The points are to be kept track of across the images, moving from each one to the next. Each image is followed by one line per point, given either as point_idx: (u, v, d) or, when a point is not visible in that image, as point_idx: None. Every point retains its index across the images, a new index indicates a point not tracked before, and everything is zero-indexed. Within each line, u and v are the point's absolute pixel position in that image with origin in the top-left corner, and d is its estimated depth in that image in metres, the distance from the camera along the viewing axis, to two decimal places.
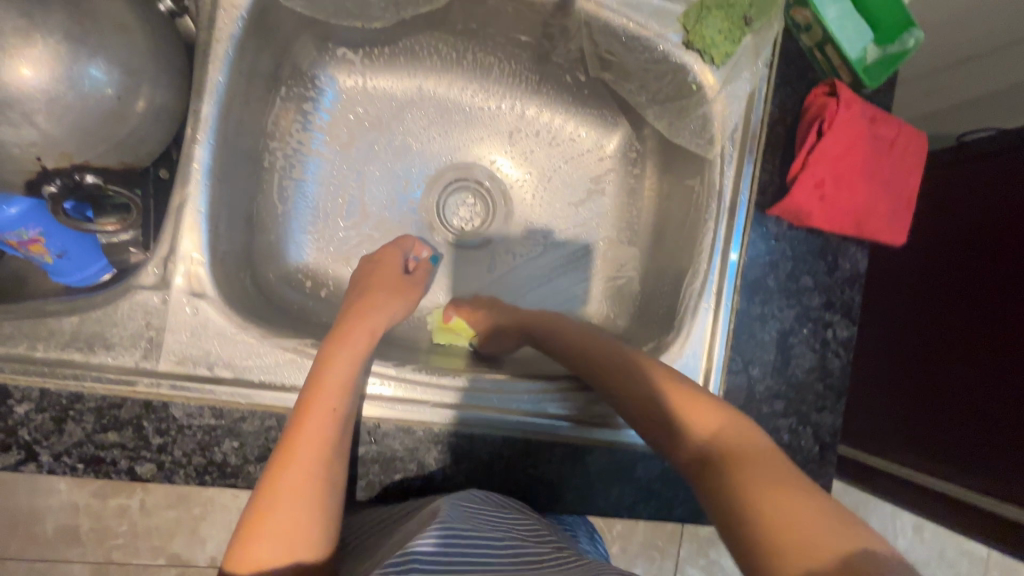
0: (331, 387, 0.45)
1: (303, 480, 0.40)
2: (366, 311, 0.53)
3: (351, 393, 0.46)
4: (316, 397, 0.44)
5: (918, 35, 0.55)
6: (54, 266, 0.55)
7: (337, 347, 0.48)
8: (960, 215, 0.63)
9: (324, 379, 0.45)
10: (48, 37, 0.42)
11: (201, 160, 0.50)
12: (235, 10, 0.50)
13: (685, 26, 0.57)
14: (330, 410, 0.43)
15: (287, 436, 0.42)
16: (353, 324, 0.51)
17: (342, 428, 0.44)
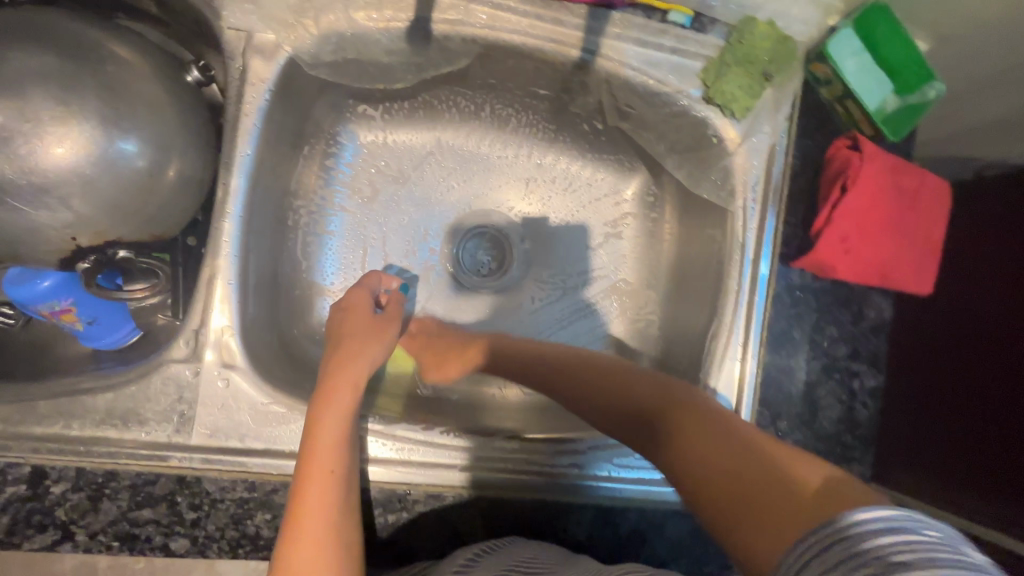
0: (324, 450, 0.45)
1: (315, 555, 0.41)
2: (347, 362, 0.52)
3: (348, 451, 0.46)
4: (311, 464, 0.44)
5: (938, 88, 0.54)
6: (86, 333, 0.55)
7: (321, 407, 0.48)
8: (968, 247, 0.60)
9: (316, 441, 0.46)
10: (83, 122, 0.43)
11: (231, 232, 0.51)
12: (263, 84, 0.51)
13: (704, 81, 0.57)
14: (328, 474, 0.44)
15: (293, 510, 0.43)
16: (335, 379, 0.50)
17: (344, 487, 0.45)
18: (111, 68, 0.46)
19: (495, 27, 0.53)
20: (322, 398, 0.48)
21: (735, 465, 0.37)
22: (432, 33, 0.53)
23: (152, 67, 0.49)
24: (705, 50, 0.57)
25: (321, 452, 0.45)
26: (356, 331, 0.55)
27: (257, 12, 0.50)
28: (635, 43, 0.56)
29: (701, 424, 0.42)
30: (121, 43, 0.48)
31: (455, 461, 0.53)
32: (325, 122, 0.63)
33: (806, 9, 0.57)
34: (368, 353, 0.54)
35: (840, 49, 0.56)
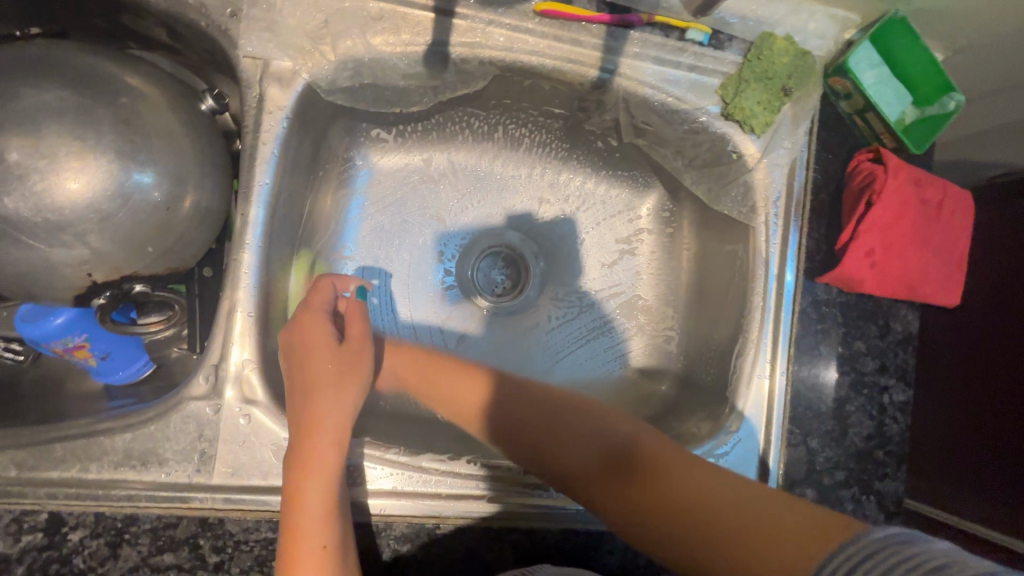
0: (314, 525, 0.41)
1: None
2: (315, 417, 0.45)
3: (337, 515, 0.43)
4: (297, 548, 0.40)
5: (960, 99, 0.54)
6: (98, 367, 0.53)
7: (299, 477, 0.43)
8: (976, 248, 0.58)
9: (302, 518, 0.41)
10: (100, 158, 0.42)
11: (249, 262, 0.49)
12: (280, 111, 0.50)
13: (723, 98, 0.57)
14: (323, 550, 0.40)
15: None
16: (306, 441, 0.44)
17: (344, 561, 0.41)
18: (126, 100, 0.45)
19: (513, 49, 0.53)
20: (300, 466, 0.43)
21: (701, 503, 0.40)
22: (450, 57, 0.52)
23: (167, 98, 0.48)
24: (723, 67, 0.57)
25: (310, 525, 0.41)
26: (324, 363, 0.48)
27: (273, 39, 0.49)
28: (652, 62, 0.56)
29: (664, 463, 0.43)
30: (137, 74, 0.47)
31: (482, 491, 0.52)
32: (339, 146, 0.63)
33: (823, 23, 0.56)
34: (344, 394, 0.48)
35: (859, 62, 0.56)
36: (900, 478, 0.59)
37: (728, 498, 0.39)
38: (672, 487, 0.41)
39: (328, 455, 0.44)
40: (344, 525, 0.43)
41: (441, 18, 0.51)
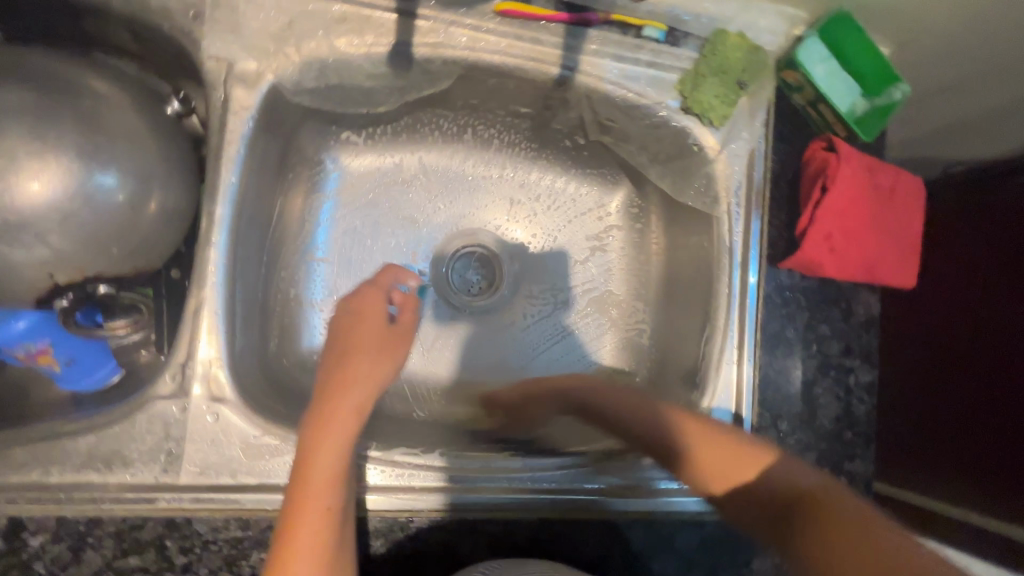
0: (321, 488, 0.42)
1: None
2: (345, 386, 0.47)
3: (345, 479, 0.44)
4: (303, 502, 0.42)
5: (905, 89, 0.57)
6: (63, 374, 0.52)
7: (315, 436, 0.44)
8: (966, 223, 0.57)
9: (311, 476, 0.42)
10: (62, 157, 0.42)
11: (216, 260, 0.50)
12: (245, 112, 0.51)
13: (682, 92, 0.58)
14: (326, 512, 0.42)
15: (280, 550, 0.41)
16: (330, 405, 0.46)
17: (341, 524, 0.43)
18: (90, 101, 0.45)
19: (476, 48, 0.54)
20: (319, 426, 0.44)
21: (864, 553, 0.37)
22: (414, 56, 0.53)
23: (133, 100, 0.48)
24: (681, 63, 0.59)
25: (318, 488, 0.42)
26: (369, 345, 0.50)
27: (238, 41, 0.50)
28: (612, 59, 0.57)
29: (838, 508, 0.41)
30: (100, 77, 0.47)
31: (455, 484, 0.51)
32: (309, 148, 0.63)
33: (772, 20, 0.59)
34: (376, 371, 0.49)
35: (812, 55, 0.58)
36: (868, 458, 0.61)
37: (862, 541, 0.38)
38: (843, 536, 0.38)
39: (346, 423, 0.45)
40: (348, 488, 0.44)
41: (404, 19, 0.52)
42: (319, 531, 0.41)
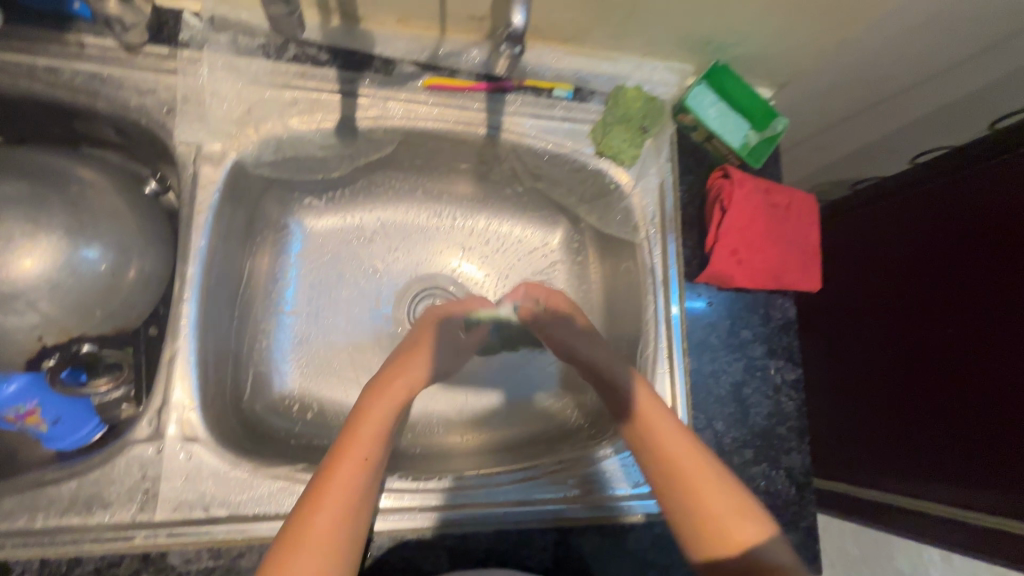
0: (366, 439, 0.49)
1: (327, 536, 0.44)
2: (405, 366, 0.58)
3: (383, 444, 0.51)
4: (352, 446, 0.49)
5: (784, 121, 0.66)
6: (49, 433, 0.57)
7: (374, 400, 0.53)
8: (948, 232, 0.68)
9: (361, 430, 0.50)
10: (51, 235, 0.49)
11: (189, 316, 0.56)
12: (213, 186, 0.59)
13: (595, 140, 0.68)
14: (362, 462, 0.48)
15: (319, 483, 0.46)
16: (392, 377, 0.56)
17: (370, 478, 0.48)
18: (76, 187, 0.52)
19: (412, 117, 0.63)
20: (378, 392, 0.54)
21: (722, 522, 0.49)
22: (358, 128, 0.63)
23: (114, 183, 0.56)
24: (591, 116, 0.68)
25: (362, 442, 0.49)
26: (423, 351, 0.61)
27: (204, 127, 0.59)
28: (530, 117, 0.67)
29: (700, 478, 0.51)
30: (85, 166, 0.55)
31: (412, 504, 0.56)
32: (274, 215, 0.71)
33: (664, 75, 0.69)
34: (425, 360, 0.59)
35: (701, 100, 0.68)
36: (803, 451, 0.65)
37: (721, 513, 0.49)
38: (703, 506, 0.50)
39: (394, 398, 0.54)
40: (381, 450, 0.50)
41: (346, 98, 0.62)
42: (352, 478, 0.47)
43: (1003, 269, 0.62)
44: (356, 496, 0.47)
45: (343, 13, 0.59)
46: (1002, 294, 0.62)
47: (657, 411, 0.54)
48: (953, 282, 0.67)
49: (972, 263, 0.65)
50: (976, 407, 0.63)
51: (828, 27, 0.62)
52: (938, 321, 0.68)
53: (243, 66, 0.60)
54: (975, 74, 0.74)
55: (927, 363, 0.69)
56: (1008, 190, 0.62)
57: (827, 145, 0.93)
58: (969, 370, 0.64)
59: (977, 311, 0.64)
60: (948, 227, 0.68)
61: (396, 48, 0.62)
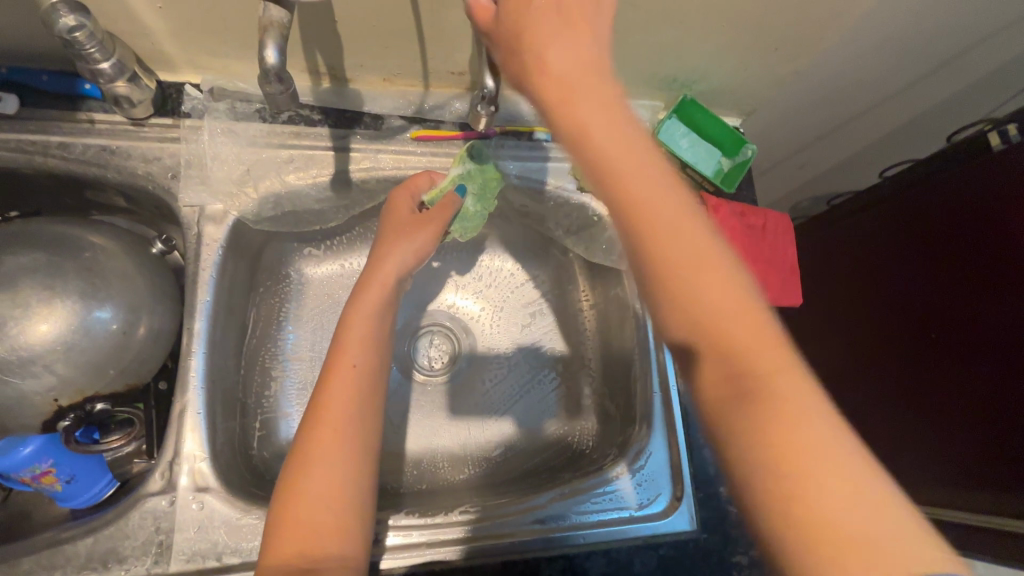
0: (354, 348, 0.55)
1: (334, 441, 0.50)
2: (380, 261, 0.62)
3: (372, 352, 0.56)
4: (342, 354, 0.55)
5: (753, 147, 0.71)
6: (63, 492, 0.59)
7: (357, 303, 0.59)
8: (944, 235, 0.77)
9: (349, 338, 0.56)
10: (66, 300, 0.52)
11: (197, 368, 0.59)
12: (216, 243, 0.62)
13: (576, 175, 0.71)
14: (352, 367, 0.54)
15: (319, 394, 0.52)
16: (370, 276, 0.61)
17: (363, 383, 0.54)
18: (88, 253, 0.55)
19: (402, 167, 0.67)
20: (360, 293, 0.60)
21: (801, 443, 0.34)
22: (352, 180, 0.66)
23: (124, 246, 0.59)
24: None
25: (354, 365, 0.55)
26: (394, 252, 0.62)
27: (206, 189, 0.62)
28: (512, 158, 0.71)
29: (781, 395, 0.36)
30: (95, 232, 0.58)
31: (421, 540, 0.58)
32: (275, 265, 0.74)
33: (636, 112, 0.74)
34: (397, 250, 0.62)
35: (673, 133, 0.72)
36: None
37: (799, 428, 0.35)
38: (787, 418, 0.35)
39: (382, 288, 0.60)
40: (374, 365, 0.55)
41: (340, 153, 0.66)
42: (349, 381, 0.53)
43: (984, 267, 0.71)
44: (358, 419, 0.52)
45: (333, 76, 0.64)
46: (948, 288, 0.76)
47: (708, 256, 0.40)
48: (904, 294, 0.82)
49: (903, 284, 0.82)
50: (977, 392, 0.71)
51: (783, 60, 0.67)
52: (924, 320, 0.79)
53: (241, 130, 0.64)
54: (927, 91, 0.79)
55: (934, 358, 0.77)
56: (923, 224, 0.80)
57: (804, 164, 0.97)
58: (966, 361, 0.73)
59: (942, 311, 0.76)
60: (938, 234, 0.78)
61: (383, 104, 0.67)
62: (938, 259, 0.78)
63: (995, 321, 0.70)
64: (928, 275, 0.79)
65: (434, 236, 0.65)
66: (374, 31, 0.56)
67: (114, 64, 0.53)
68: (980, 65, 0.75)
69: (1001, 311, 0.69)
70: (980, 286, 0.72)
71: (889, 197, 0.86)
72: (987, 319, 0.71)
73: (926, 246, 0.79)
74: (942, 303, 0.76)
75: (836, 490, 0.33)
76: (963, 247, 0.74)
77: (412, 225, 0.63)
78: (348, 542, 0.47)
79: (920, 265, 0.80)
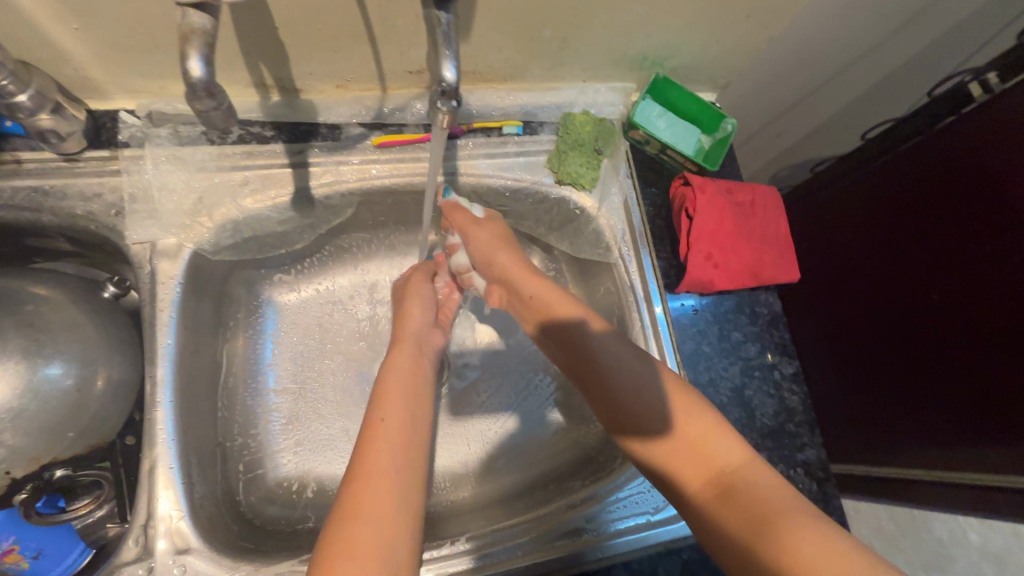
0: (393, 400, 0.53)
1: (373, 490, 0.45)
2: (404, 326, 0.64)
3: (412, 402, 0.54)
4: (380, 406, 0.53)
5: (732, 121, 0.67)
6: (31, 570, 0.54)
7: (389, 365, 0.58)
8: (921, 191, 0.77)
9: (386, 391, 0.54)
10: (7, 362, 0.46)
11: (164, 419, 0.54)
12: (172, 280, 0.57)
13: (552, 169, 0.68)
14: (385, 417, 0.51)
15: (360, 448, 0.49)
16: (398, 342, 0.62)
17: (405, 432, 0.51)
18: (29, 306, 0.50)
19: (367, 177, 0.63)
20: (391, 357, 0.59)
21: (752, 504, 0.43)
22: (315, 197, 0.62)
23: (71, 294, 0.54)
24: (544, 146, 0.69)
25: (389, 401, 0.53)
26: (415, 309, 0.66)
27: (156, 223, 0.57)
28: (485, 158, 0.68)
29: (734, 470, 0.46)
30: (38, 282, 0.53)
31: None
32: (244, 296, 0.70)
33: (609, 95, 0.70)
34: (415, 309, 0.66)
35: (649, 114, 0.69)
36: (818, 443, 0.64)
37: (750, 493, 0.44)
38: (738, 483, 0.45)
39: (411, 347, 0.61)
40: (408, 408, 0.53)
41: (298, 169, 0.61)
42: (389, 430, 0.50)
43: (962, 212, 0.72)
44: (402, 467, 0.48)
45: (281, 88, 0.59)
46: (931, 245, 0.75)
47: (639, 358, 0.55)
48: (909, 253, 0.79)
49: (907, 241, 0.79)
50: (980, 342, 0.70)
51: (758, 25, 0.63)
52: (913, 277, 0.78)
53: (187, 155, 0.59)
54: (903, 44, 0.76)
55: (953, 310, 0.73)
56: (922, 172, 0.77)
57: (783, 132, 0.94)
58: (988, 304, 0.69)
59: (952, 261, 0.73)
60: (912, 194, 0.78)
61: (339, 113, 0.62)
62: (914, 219, 0.78)
63: (987, 262, 0.69)
64: (896, 245, 0.81)
65: (426, 283, 0.70)
66: (319, 34, 0.52)
67: (33, 95, 0.48)
68: (954, 12, 0.72)
69: (978, 255, 0.70)
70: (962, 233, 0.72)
71: (861, 172, 0.87)
72: (964, 264, 0.72)
73: (895, 208, 0.81)
74: (955, 249, 0.73)
75: (815, 537, 0.39)
76: (925, 203, 0.76)
77: (402, 288, 0.69)
78: None
79: (890, 232, 0.81)
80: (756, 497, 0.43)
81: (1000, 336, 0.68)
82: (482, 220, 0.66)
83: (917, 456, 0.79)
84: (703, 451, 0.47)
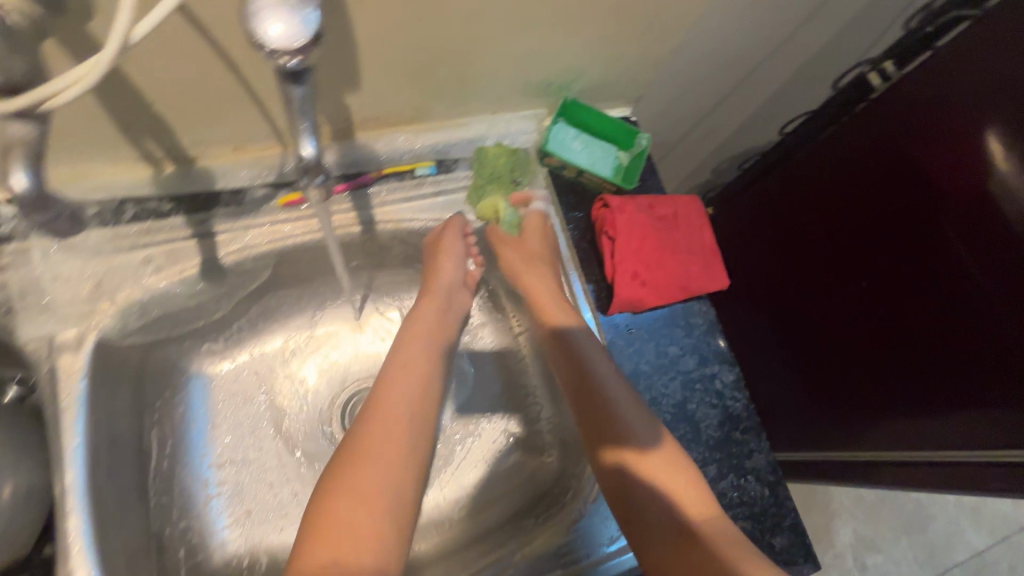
0: (413, 360, 0.58)
1: (383, 441, 0.51)
2: (428, 288, 0.66)
3: (427, 362, 0.59)
4: (401, 362, 0.58)
5: (646, 136, 0.69)
6: None
7: (410, 327, 0.62)
8: (856, 154, 0.77)
9: (406, 355, 0.59)
10: None
11: (78, 528, 0.51)
12: (76, 375, 0.54)
13: (473, 206, 0.69)
14: (406, 371, 0.57)
15: (375, 405, 0.54)
16: (424, 301, 0.65)
17: (417, 385, 0.56)
18: None
19: (276, 239, 0.61)
20: (414, 319, 0.63)
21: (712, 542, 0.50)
22: (224, 266, 0.60)
23: None
24: (461, 184, 0.69)
25: (409, 358, 0.58)
26: (433, 285, 0.65)
27: (53, 317, 0.55)
28: (402, 202, 0.67)
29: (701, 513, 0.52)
30: None
31: None
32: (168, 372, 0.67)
33: (524, 123, 0.69)
34: (444, 272, 0.66)
35: (563, 138, 0.69)
36: (765, 448, 0.64)
37: (714, 533, 0.50)
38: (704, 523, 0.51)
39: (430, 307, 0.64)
40: (423, 365, 0.58)
41: (203, 241, 0.59)
42: (406, 382, 0.56)
43: (899, 168, 0.72)
44: (409, 418, 0.54)
45: (173, 159, 0.57)
46: (868, 204, 0.76)
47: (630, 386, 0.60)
48: (849, 212, 0.78)
49: (850, 205, 0.78)
50: (922, 299, 0.70)
51: (655, 40, 0.63)
52: (854, 238, 0.78)
53: (80, 241, 0.56)
54: (804, 41, 0.78)
55: (902, 272, 0.72)
56: (863, 133, 0.76)
57: (708, 134, 0.95)
58: (936, 262, 0.69)
59: (927, 225, 0.69)
60: (849, 157, 0.78)
61: (240, 177, 0.60)
62: (850, 180, 0.78)
63: (927, 217, 0.69)
64: (833, 209, 0.80)
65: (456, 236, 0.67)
66: (199, 104, 0.50)
67: None
68: (849, 5, 0.74)
69: (917, 209, 0.70)
70: (900, 190, 0.72)
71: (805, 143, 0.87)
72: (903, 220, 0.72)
73: (831, 172, 0.81)
74: (894, 204, 0.73)
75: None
76: (862, 164, 0.76)
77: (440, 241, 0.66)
78: (381, 542, 0.46)
79: (826, 196, 0.81)
80: (718, 539, 0.50)
81: (942, 289, 0.68)
82: (517, 240, 0.69)
83: (874, 427, 0.78)
84: (675, 488, 0.53)
